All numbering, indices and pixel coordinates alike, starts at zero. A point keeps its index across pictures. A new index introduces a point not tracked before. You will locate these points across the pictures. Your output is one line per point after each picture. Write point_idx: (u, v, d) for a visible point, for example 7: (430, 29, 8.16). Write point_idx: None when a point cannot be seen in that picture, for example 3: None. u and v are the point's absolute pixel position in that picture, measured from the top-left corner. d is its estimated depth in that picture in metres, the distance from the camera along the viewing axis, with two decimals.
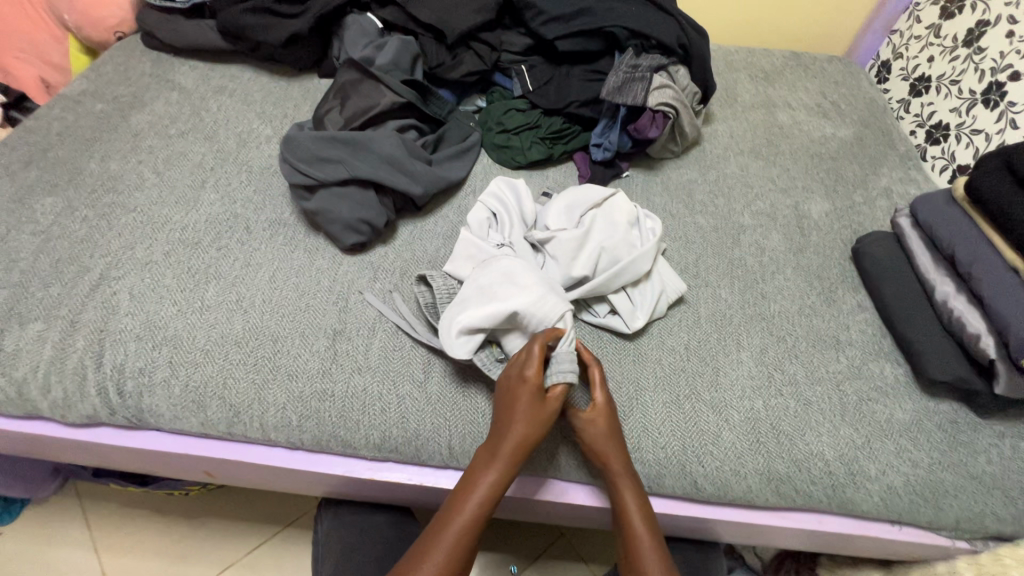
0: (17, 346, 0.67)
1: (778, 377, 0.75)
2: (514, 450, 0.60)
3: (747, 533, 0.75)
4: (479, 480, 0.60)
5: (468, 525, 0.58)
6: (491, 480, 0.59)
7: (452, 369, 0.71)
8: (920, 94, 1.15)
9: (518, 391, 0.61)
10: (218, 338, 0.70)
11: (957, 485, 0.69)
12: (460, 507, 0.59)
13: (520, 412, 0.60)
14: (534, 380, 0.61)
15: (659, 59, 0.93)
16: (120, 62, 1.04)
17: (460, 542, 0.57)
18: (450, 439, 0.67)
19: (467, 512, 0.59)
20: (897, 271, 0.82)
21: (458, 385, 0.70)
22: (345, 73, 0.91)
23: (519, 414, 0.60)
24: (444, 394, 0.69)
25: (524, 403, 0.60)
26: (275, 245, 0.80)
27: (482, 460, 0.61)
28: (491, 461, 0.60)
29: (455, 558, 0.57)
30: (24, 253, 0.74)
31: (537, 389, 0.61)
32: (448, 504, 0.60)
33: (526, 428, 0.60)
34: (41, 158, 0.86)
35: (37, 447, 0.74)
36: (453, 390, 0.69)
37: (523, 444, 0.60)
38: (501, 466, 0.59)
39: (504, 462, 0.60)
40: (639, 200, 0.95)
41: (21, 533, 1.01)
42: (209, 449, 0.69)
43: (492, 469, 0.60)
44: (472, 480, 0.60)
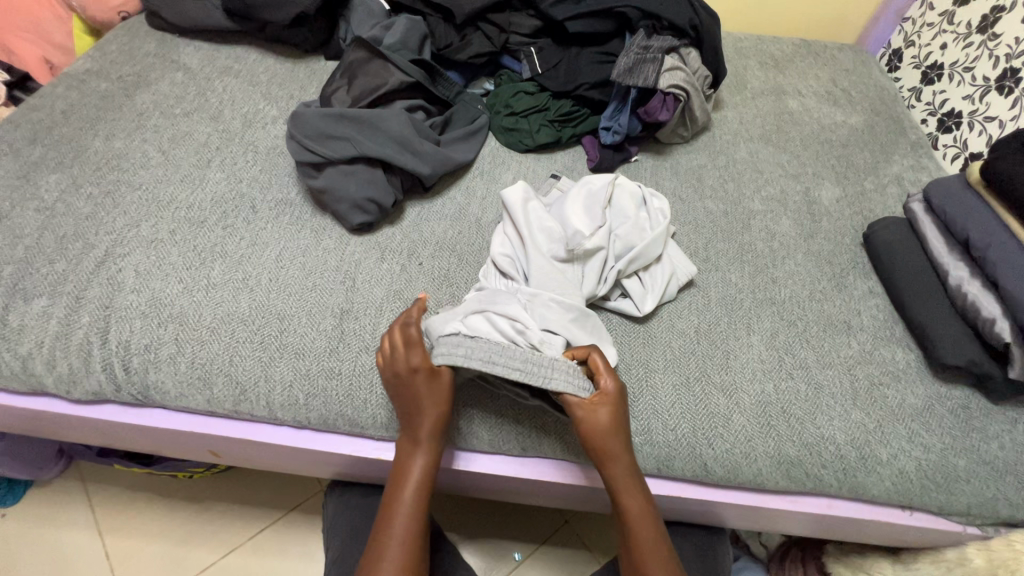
0: (22, 321, 0.67)
1: (789, 361, 0.74)
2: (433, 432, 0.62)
3: (755, 518, 0.74)
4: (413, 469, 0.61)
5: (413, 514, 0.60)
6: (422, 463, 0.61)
7: None
8: (932, 82, 1.13)
9: (412, 381, 0.61)
10: (225, 316, 0.69)
11: (970, 469, 0.68)
12: (399, 499, 0.60)
13: (420, 394, 0.61)
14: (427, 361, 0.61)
15: (670, 41, 0.92)
16: (125, 42, 1.04)
17: (410, 532, 0.59)
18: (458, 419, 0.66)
19: (411, 500, 0.60)
20: (910, 256, 0.81)
21: None
22: (353, 53, 0.91)
23: (426, 402, 0.61)
24: None
25: (426, 389, 0.61)
26: (281, 224, 0.79)
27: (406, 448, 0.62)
28: (416, 444, 0.61)
29: (411, 548, 0.58)
30: (29, 229, 0.73)
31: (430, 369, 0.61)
32: (386, 501, 0.61)
33: (435, 408, 0.61)
34: (45, 136, 0.85)
35: (42, 424, 0.74)
36: None
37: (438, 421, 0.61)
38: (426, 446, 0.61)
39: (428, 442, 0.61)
40: (648, 184, 0.94)
41: (24, 514, 1.01)
42: (215, 427, 0.69)
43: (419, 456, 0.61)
44: (403, 469, 0.61)
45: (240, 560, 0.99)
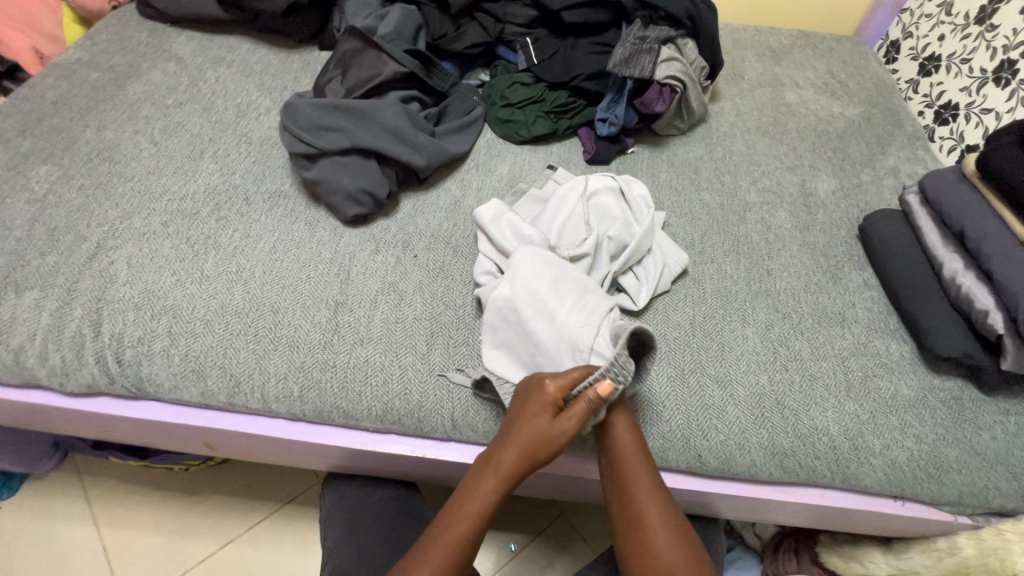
0: (13, 314, 0.66)
1: (783, 353, 0.75)
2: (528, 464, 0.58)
3: (749, 508, 0.75)
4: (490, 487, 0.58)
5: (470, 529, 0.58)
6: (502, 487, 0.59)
7: (455, 341, 0.70)
8: (929, 74, 1.13)
9: (542, 407, 0.57)
10: (218, 308, 0.69)
11: (961, 460, 0.68)
12: (463, 510, 0.58)
13: (535, 427, 0.57)
14: (554, 402, 0.57)
15: (667, 31, 0.91)
16: (116, 31, 1.02)
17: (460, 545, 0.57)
18: (453, 411, 0.67)
19: (469, 515, 0.58)
20: (905, 248, 0.81)
21: (462, 357, 0.69)
22: (346, 42, 0.90)
23: (537, 439, 0.57)
24: (447, 366, 0.68)
25: (551, 431, 0.57)
26: (275, 217, 0.79)
27: (490, 465, 0.59)
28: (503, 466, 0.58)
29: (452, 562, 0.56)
30: (20, 221, 0.73)
31: (558, 401, 0.57)
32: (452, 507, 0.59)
33: (542, 437, 0.57)
34: (35, 127, 0.84)
35: (35, 417, 0.74)
36: (456, 361, 0.69)
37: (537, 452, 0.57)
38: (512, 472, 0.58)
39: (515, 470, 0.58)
40: (645, 176, 0.93)
41: (20, 507, 1.01)
42: (210, 420, 0.68)
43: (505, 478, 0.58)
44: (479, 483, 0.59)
45: (237, 551, 0.99)
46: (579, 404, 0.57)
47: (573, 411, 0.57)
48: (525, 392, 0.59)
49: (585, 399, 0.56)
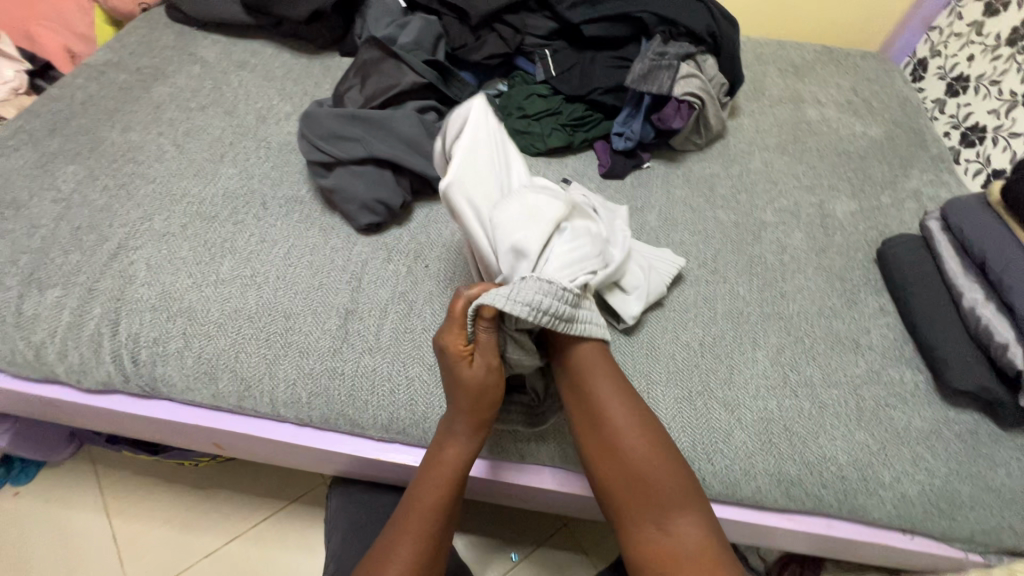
0: (36, 311, 0.68)
1: (794, 378, 0.73)
2: (471, 416, 0.59)
3: (753, 534, 0.74)
4: (441, 455, 0.60)
5: (435, 508, 0.59)
6: (455, 453, 0.60)
7: None
8: (956, 95, 1.11)
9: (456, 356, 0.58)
10: (232, 312, 0.70)
11: (974, 496, 0.67)
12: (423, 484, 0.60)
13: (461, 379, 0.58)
14: (460, 350, 0.58)
15: (687, 47, 0.91)
16: (144, 34, 1.05)
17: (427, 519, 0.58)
18: None
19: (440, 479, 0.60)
20: (924, 275, 0.79)
21: None
22: (367, 51, 0.91)
23: (462, 388, 0.58)
24: None
25: (465, 366, 0.58)
26: (290, 222, 0.80)
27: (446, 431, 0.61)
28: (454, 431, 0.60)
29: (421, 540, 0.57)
30: (45, 219, 0.75)
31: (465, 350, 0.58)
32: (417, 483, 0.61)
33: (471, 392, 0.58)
34: (64, 127, 0.86)
35: (53, 410, 0.76)
36: None
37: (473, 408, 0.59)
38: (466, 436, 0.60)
39: (461, 434, 0.60)
40: (660, 192, 0.93)
41: (36, 493, 1.04)
42: (220, 421, 0.70)
43: (450, 443, 0.60)
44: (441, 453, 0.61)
45: (242, 547, 1.00)
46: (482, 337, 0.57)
47: (480, 346, 0.57)
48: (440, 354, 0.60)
49: (481, 330, 0.57)
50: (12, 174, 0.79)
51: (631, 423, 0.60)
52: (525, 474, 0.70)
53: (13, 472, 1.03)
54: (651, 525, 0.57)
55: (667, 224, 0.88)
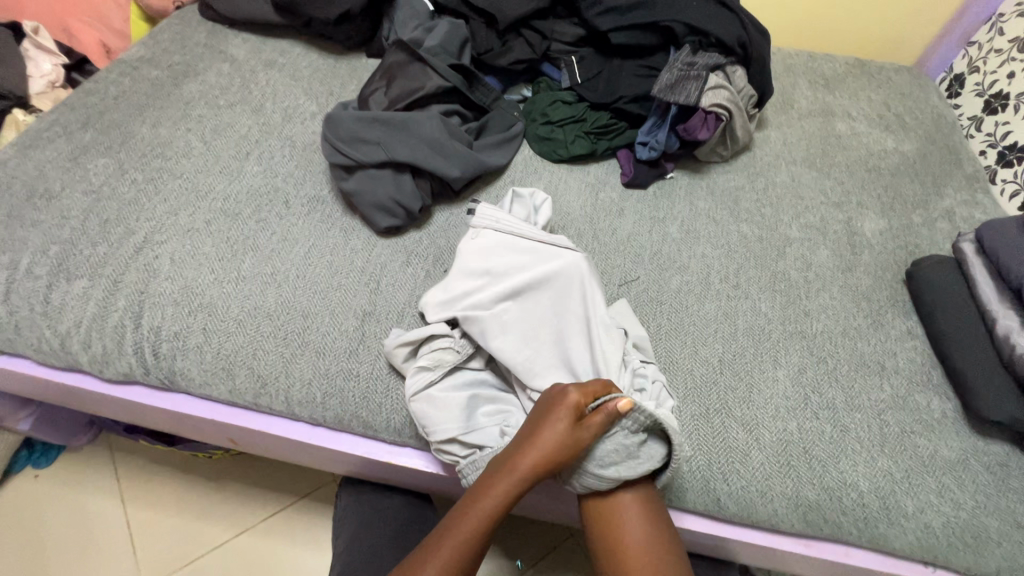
0: (63, 301, 0.70)
1: (815, 400, 0.72)
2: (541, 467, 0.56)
3: (766, 557, 0.72)
4: (492, 491, 0.57)
5: (468, 543, 0.56)
6: (509, 490, 0.56)
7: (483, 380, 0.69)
8: (994, 113, 1.07)
9: (557, 415, 0.56)
10: (252, 309, 0.71)
11: (1003, 532, 0.64)
12: (470, 516, 0.57)
13: (554, 433, 0.56)
14: (574, 408, 0.57)
15: (716, 58, 0.89)
16: (177, 31, 1.07)
17: (461, 549, 0.56)
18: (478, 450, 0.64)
19: (487, 507, 0.56)
20: (955, 299, 0.77)
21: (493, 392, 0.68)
22: (394, 54, 0.91)
23: (549, 445, 0.56)
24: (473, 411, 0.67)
25: (565, 431, 0.56)
26: (312, 221, 0.81)
27: (505, 467, 0.57)
28: (511, 473, 0.57)
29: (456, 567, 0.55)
30: (75, 211, 0.76)
31: (575, 415, 0.56)
32: (460, 504, 0.58)
33: (553, 451, 0.56)
34: (97, 120, 0.88)
35: (74, 397, 0.77)
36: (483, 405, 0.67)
37: (547, 465, 0.56)
38: (521, 482, 0.56)
39: (524, 478, 0.56)
40: (682, 203, 0.91)
41: (54, 477, 1.06)
42: (235, 416, 0.71)
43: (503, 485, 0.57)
44: (490, 488, 0.57)
45: (251, 540, 1.01)
46: (598, 415, 0.57)
47: (595, 419, 0.57)
48: (545, 402, 0.59)
49: (603, 411, 0.57)
50: (46, 165, 0.81)
51: (648, 544, 0.59)
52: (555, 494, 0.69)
53: (34, 454, 1.06)
54: None
55: (689, 236, 0.87)
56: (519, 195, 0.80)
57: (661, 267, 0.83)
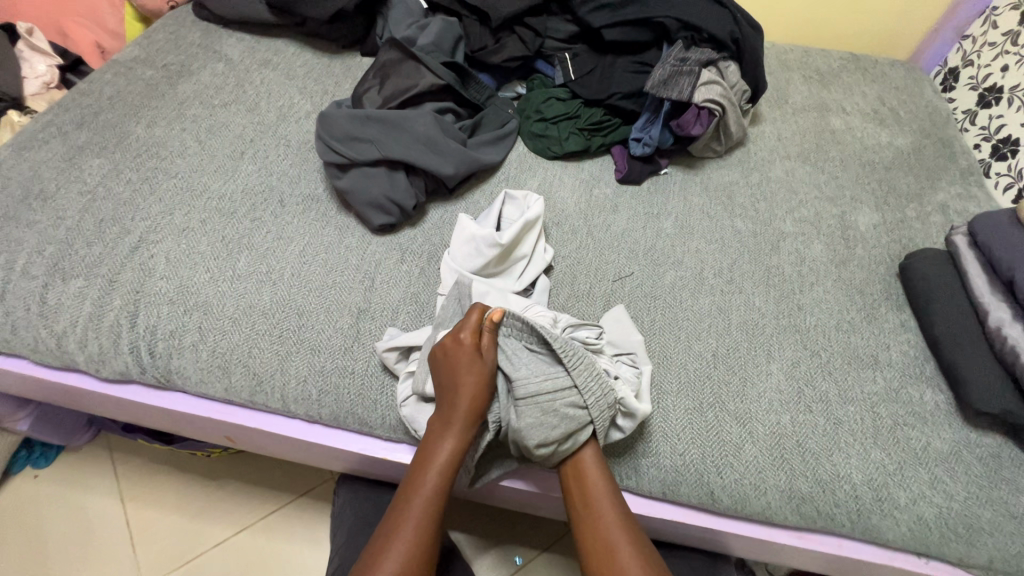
0: (59, 300, 0.70)
1: (809, 394, 0.72)
2: (468, 416, 0.60)
3: (761, 550, 0.72)
4: (426, 470, 0.59)
5: (427, 507, 0.58)
6: (450, 447, 0.60)
7: None
8: (989, 106, 1.07)
9: (457, 354, 0.62)
10: (247, 308, 0.71)
11: (995, 522, 0.64)
12: (420, 484, 0.59)
13: (465, 371, 0.61)
14: (471, 344, 0.63)
15: (709, 53, 0.89)
16: (172, 31, 1.07)
17: (424, 519, 0.57)
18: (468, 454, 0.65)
19: (433, 465, 0.59)
20: (948, 292, 0.77)
21: None
22: (387, 52, 0.92)
23: (465, 396, 0.61)
24: None
25: (468, 373, 0.61)
26: (307, 220, 0.81)
27: (436, 430, 0.61)
28: (446, 428, 0.60)
29: (422, 535, 0.57)
30: (71, 211, 0.77)
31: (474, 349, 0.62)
32: (409, 478, 0.60)
33: (472, 388, 0.61)
34: (92, 121, 0.88)
35: (72, 397, 0.78)
36: None
37: (474, 404, 0.61)
38: (457, 431, 0.60)
39: (459, 426, 0.60)
40: (676, 199, 0.92)
41: (54, 477, 1.06)
42: (232, 415, 0.71)
43: (436, 454, 0.60)
44: (430, 450, 0.60)
45: (250, 538, 1.02)
46: (487, 337, 0.64)
47: (485, 343, 0.64)
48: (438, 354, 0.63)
49: (487, 329, 0.64)
50: (42, 166, 0.81)
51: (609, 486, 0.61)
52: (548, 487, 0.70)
53: (33, 455, 1.06)
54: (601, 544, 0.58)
55: (683, 231, 0.87)
56: (513, 197, 0.83)
57: (655, 263, 0.83)
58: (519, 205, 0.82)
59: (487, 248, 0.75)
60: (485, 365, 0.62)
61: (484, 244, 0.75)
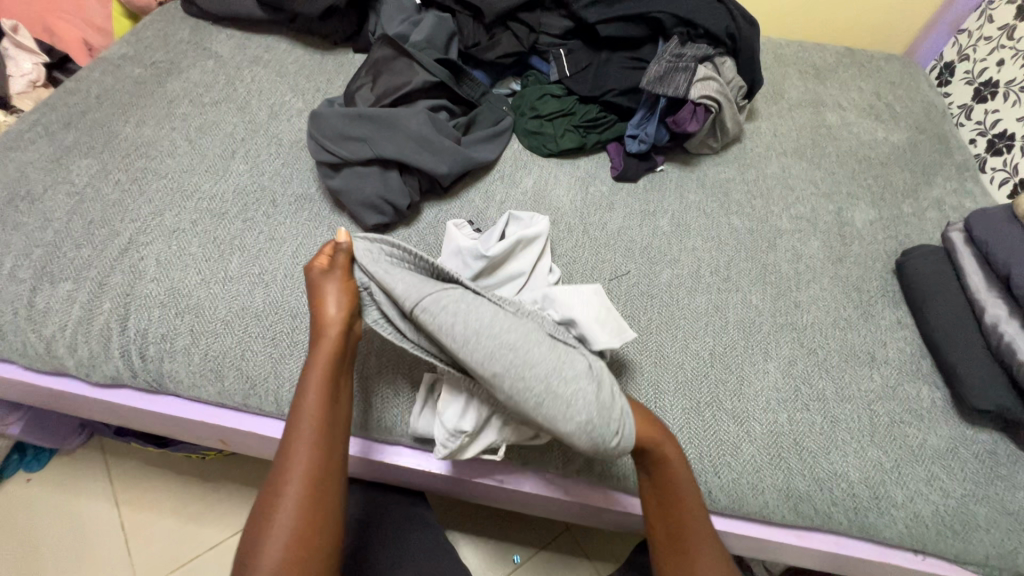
0: (47, 304, 0.69)
1: (806, 392, 0.72)
2: (334, 335, 0.58)
3: (758, 548, 0.72)
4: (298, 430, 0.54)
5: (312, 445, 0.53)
6: (319, 373, 0.56)
7: None
8: (984, 100, 1.06)
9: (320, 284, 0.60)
10: (239, 310, 0.70)
11: (991, 519, 0.65)
12: (295, 429, 0.54)
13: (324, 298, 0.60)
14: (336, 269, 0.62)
15: (705, 49, 0.89)
16: (160, 27, 1.05)
17: (311, 460, 0.53)
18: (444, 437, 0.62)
19: (306, 400, 0.55)
20: (945, 288, 0.77)
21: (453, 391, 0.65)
22: (380, 49, 0.90)
23: (326, 343, 0.58)
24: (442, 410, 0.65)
25: (329, 312, 0.59)
26: (299, 220, 0.80)
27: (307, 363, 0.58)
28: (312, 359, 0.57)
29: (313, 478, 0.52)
30: (58, 213, 0.75)
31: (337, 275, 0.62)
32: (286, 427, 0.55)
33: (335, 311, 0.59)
34: (79, 120, 0.87)
35: (63, 401, 0.77)
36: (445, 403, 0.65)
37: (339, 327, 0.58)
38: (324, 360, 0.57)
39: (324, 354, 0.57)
40: (672, 196, 0.91)
41: (47, 480, 1.05)
42: (225, 418, 0.70)
43: (308, 411, 0.55)
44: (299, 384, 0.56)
45: None
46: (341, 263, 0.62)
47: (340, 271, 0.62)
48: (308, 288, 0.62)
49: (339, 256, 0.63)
50: (28, 167, 0.80)
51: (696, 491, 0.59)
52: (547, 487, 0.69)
53: (26, 459, 1.05)
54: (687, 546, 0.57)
55: (679, 228, 0.87)
56: (518, 219, 0.80)
57: (652, 262, 0.82)
58: (519, 224, 0.79)
59: (472, 261, 0.73)
60: (346, 305, 0.60)
61: (469, 257, 0.73)
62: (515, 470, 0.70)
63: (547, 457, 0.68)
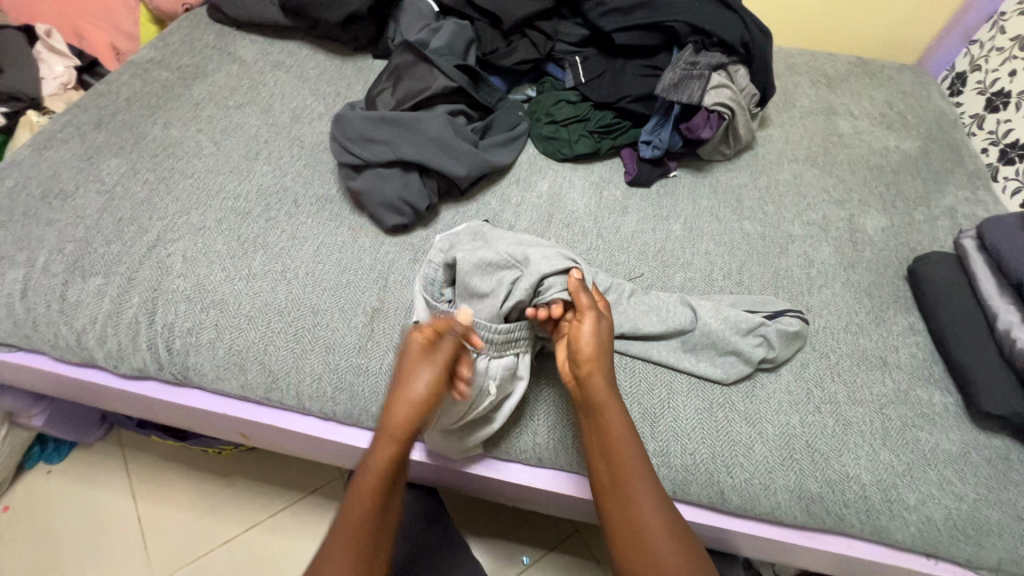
0: (78, 298, 0.72)
1: (817, 395, 0.73)
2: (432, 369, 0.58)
3: (770, 550, 0.73)
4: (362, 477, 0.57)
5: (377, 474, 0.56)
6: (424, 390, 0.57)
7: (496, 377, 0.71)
8: (996, 110, 1.07)
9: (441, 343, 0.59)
10: (263, 306, 0.72)
11: (1003, 524, 0.65)
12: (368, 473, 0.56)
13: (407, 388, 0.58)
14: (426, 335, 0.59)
15: (719, 57, 0.90)
16: (187, 33, 1.08)
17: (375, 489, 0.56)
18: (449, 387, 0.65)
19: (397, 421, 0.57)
20: (957, 295, 0.78)
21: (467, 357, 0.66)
22: (400, 55, 0.93)
23: (405, 408, 0.57)
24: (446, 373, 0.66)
25: (415, 391, 0.57)
26: (321, 220, 0.82)
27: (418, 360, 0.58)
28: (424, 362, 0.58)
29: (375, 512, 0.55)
30: (89, 210, 0.78)
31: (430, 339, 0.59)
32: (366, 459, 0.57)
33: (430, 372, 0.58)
34: (109, 121, 0.90)
35: (88, 392, 0.79)
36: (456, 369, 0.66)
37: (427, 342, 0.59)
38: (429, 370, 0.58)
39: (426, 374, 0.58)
40: (685, 201, 0.93)
41: (67, 473, 1.08)
42: (247, 411, 0.72)
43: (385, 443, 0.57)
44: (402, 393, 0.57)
45: (259, 536, 1.03)
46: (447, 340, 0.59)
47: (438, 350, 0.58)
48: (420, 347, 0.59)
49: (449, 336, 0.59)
50: (60, 166, 0.82)
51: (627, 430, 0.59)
52: (561, 483, 0.70)
53: (46, 451, 1.07)
54: (625, 507, 0.55)
55: (692, 233, 0.88)
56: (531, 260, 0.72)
57: (665, 265, 0.84)
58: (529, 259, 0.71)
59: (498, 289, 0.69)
60: (432, 384, 0.57)
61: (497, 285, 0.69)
62: (529, 467, 0.71)
63: (562, 452, 0.69)
